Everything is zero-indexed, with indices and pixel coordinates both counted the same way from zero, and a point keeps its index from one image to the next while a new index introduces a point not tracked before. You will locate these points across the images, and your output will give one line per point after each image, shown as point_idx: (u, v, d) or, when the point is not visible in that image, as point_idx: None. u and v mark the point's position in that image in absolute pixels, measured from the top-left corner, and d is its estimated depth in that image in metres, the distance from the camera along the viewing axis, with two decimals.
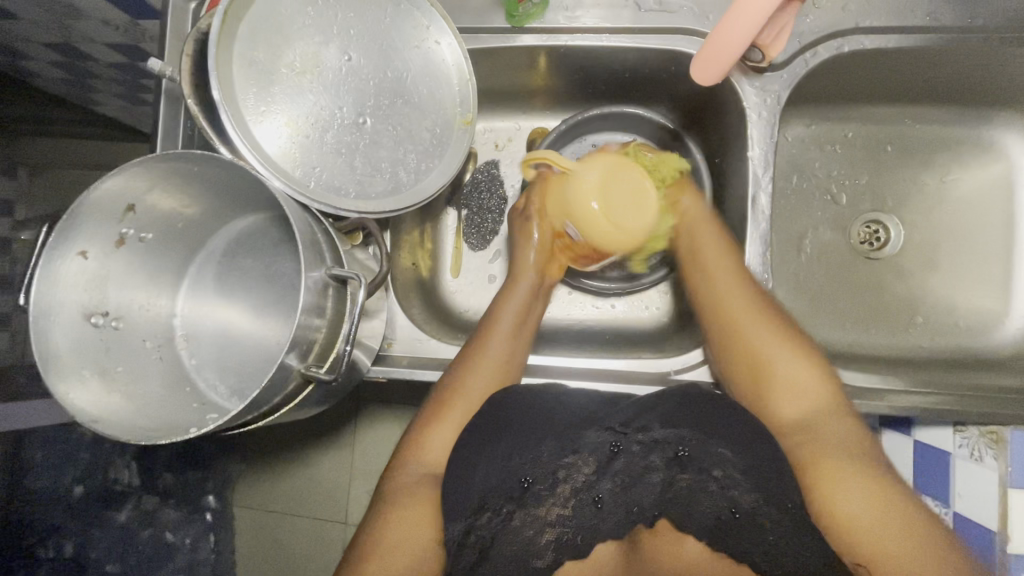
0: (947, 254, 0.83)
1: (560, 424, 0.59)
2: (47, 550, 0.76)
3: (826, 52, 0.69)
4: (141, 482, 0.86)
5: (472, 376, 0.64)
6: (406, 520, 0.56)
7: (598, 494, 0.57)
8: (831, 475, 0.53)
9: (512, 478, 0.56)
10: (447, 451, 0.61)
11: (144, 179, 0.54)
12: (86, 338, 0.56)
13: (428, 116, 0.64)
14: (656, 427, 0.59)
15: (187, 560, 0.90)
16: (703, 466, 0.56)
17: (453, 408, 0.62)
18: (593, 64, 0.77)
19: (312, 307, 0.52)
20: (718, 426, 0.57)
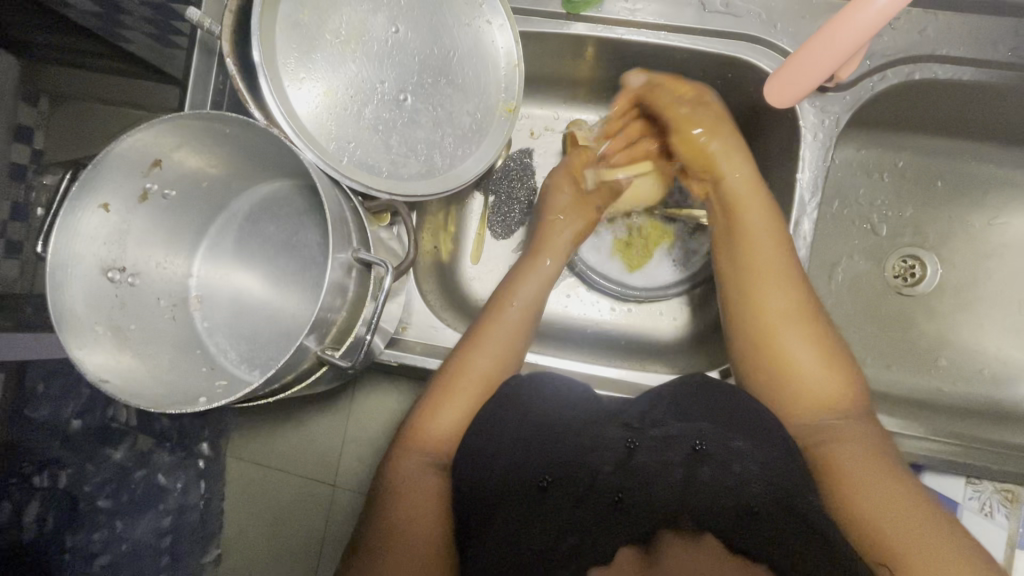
0: (982, 300, 0.80)
1: (577, 419, 0.57)
2: (41, 479, 0.78)
3: (894, 78, 0.66)
4: (138, 422, 0.87)
5: (475, 356, 0.64)
6: (416, 509, 0.56)
7: (618, 494, 0.52)
8: (846, 470, 0.54)
9: (531, 478, 0.53)
10: (453, 438, 0.61)
11: (173, 135, 0.52)
12: (101, 293, 0.55)
13: (471, 99, 0.61)
14: (673, 422, 0.55)
15: (177, 502, 0.90)
16: (722, 462, 0.52)
17: (461, 391, 0.62)
18: (645, 61, 0.74)
19: (334, 290, 0.51)
20: (738, 422, 0.54)
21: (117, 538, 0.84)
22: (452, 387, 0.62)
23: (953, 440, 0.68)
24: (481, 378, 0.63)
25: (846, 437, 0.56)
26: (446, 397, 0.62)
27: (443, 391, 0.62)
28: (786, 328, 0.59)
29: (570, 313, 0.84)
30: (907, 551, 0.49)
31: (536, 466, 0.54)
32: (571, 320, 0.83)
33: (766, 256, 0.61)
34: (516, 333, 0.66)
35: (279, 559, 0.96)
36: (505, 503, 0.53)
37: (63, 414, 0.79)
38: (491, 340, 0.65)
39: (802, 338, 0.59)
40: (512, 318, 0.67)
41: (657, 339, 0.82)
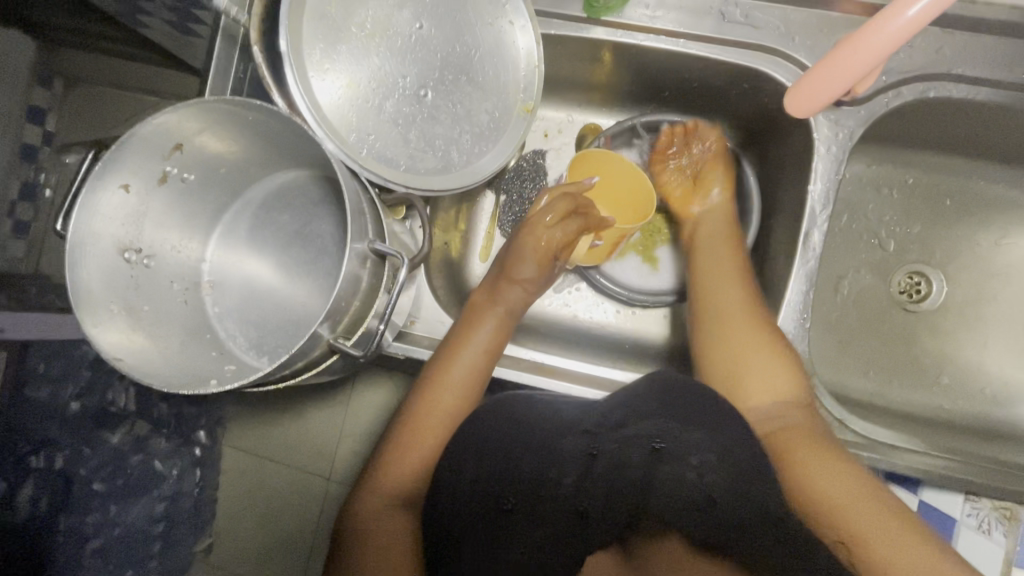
0: (985, 319, 0.81)
1: (542, 433, 0.56)
2: (38, 460, 0.76)
3: (910, 94, 0.66)
4: (136, 407, 0.87)
5: (438, 394, 0.62)
6: (386, 550, 0.55)
7: (585, 506, 0.52)
8: (802, 462, 0.54)
9: (491, 496, 0.54)
10: (415, 476, 0.60)
11: (197, 119, 0.53)
12: (117, 272, 0.55)
13: (490, 98, 0.61)
14: (643, 420, 0.55)
15: (171, 490, 0.91)
16: (681, 457, 0.51)
17: (423, 423, 0.61)
18: (662, 67, 0.74)
19: (349, 279, 0.51)
20: (694, 418, 0.54)
21: (109, 522, 0.83)
22: (416, 416, 0.62)
23: (955, 456, 0.68)
24: (445, 416, 0.62)
25: (798, 430, 0.57)
26: (413, 431, 0.61)
27: (408, 430, 0.62)
28: (755, 350, 0.61)
29: (575, 314, 0.84)
30: (864, 530, 0.48)
31: (498, 479, 0.54)
32: (576, 323, 0.84)
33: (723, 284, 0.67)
34: (477, 367, 0.63)
35: (272, 553, 0.98)
36: (469, 524, 0.53)
37: (62, 396, 0.78)
38: (450, 373, 0.63)
39: (761, 357, 0.61)
40: (469, 353, 0.64)
41: (660, 344, 0.83)
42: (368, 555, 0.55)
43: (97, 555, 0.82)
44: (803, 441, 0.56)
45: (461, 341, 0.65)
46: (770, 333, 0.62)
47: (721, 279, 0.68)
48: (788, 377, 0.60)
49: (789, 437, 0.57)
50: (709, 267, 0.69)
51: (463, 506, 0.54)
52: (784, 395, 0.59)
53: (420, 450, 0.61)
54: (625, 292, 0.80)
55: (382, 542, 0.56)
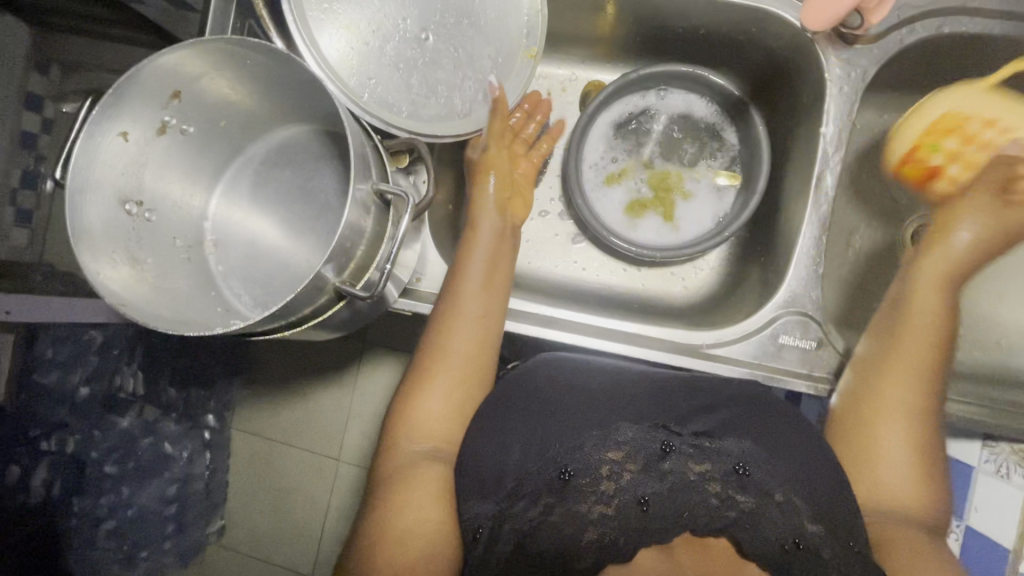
0: (1001, 268, 0.79)
1: (598, 411, 0.56)
2: (48, 444, 0.76)
3: (923, 31, 0.64)
4: (144, 391, 0.86)
5: (452, 332, 0.58)
6: (413, 492, 0.52)
7: (642, 495, 0.52)
8: (896, 547, 0.50)
9: (551, 466, 0.53)
10: (435, 419, 0.56)
11: (197, 63, 0.51)
12: (118, 222, 0.54)
13: (492, 43, 0.60)
14: (726, 436, 0.54)
15: (182, 472, 0.91)
16: (764, 489, 0.52)
17: (442, 364, 0.57)
18: (667, 14, 0.73)
19: (354, 221, 0.50)
20: (773, 434, 0.55)
21: (122, 503, 0.84)
22: (434, 356, 0.57)
23: (970, 402, 0.67)
24: (463, 355, 0.58)
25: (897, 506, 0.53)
26: (433, 367, 0.57)
27: (425, 365, 0.57)
28: (892, 431, 0.54)
29: (578, 278, 0.83)
30: None
31: (560, 457, 0.53)
32: (583, 285, 0.83)
33: (909, 344, 0.57)
34: (488, 307, 0.59)
35: (280, 531, 0.99)
36: (518, 497, 0.52)
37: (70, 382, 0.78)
38: (463, 314, 0.58)
39: (898, 441, 0.54)
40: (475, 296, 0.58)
41: (669, 301, 0.82)
42: (395, 499, 0.51)
43: (112, 536, 0.84)
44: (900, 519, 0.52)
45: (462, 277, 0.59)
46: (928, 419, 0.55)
47: (908, 362, 0.56)
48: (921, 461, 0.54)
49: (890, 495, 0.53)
50: (918, 313, 0.57)
51: (520, 489, 0.53)
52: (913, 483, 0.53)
53: (438, 395, 0.57)
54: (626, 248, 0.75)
55: (414, 484, 0.52)
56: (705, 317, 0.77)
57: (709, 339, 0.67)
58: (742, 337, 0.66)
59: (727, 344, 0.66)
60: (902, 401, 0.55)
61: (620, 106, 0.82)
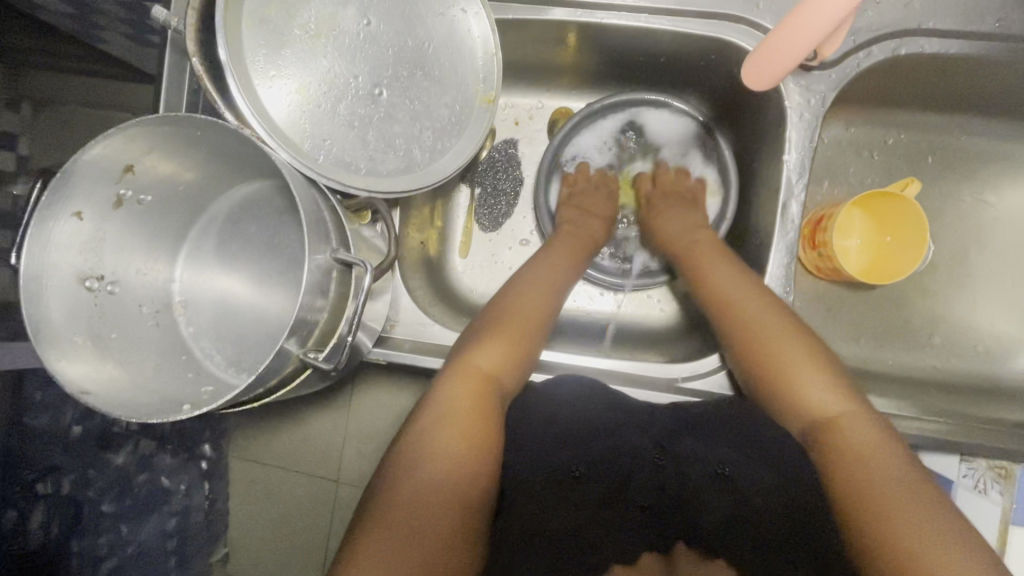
0: (975, 276, 0.80)
1: (608, 424, 0.57)
2: (45, 487, 0.74)
3: (881, 53, 0.64)
4: (139, 425, 0.85)
5: (526, 290, 0.66)
6: (456, 422, 0.55)
7: (642, 501, 0.55)
8: (874, 501, 0.48)
9: (562, 465, 0.54)
10: (492, 363, 0.60)
11: (144, 139, 0.51)
12: (80, 302, 0.54)
13: (448, 91, 0.59)
14: (701, 441, 0.56)
15: (181, 505, 0.90)
16: (739, 490, 0.52)
17: (508, 329, 0.63)
18: (627, 44, 0.72)
19: (315, 289, 0.50)
20: (752, 444, 0.55)
21: (122, 541, 0.82)
22: (501, 325, 0.63)
23: (944, 419, 0.68)
24: (530, 314, 0.65)
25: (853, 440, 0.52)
26: (499, 329, 0.63)
27: (496, 317, 0.64)
28: (794, 374, 0.57)
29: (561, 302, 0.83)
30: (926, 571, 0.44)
31: (572, 454, 0.55)
32: (562, 314, 0.83)
33: (755, 317, 0.61)
34: (556, 284, 0.68)
35: (285, 559, 0.97)
36: (527, 489, 0.53)
37: (62, 421, 0.76)
38: (526, 296, 0.66)
39: (812, 386, 0.57)
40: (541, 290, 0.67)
41: (648, 325, 0.82)
42: (436, 427, 0.54)
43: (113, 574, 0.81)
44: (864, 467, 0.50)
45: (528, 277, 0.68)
46: (822, 354, 0.59)
47: (766, 318, 0.61)
48: (856, 409, 0.55)
49: (844, 442, 0.53)
50: (720, 284, 0.65)
51: (528, 488, 0.53)
52: (849, 422, 0.54)
53: (501, 345, 0.61)
54: (614, 281, 0.80)
55: (457, 419, 0.55)
56: (682, 343, 0.77)
57: (684, 371, 0.68)
58: (718, 367, 0.67)
59: (702, 378, 0.67)
60: (789, 352, 0.59)
61: (586, 137, 0.83)
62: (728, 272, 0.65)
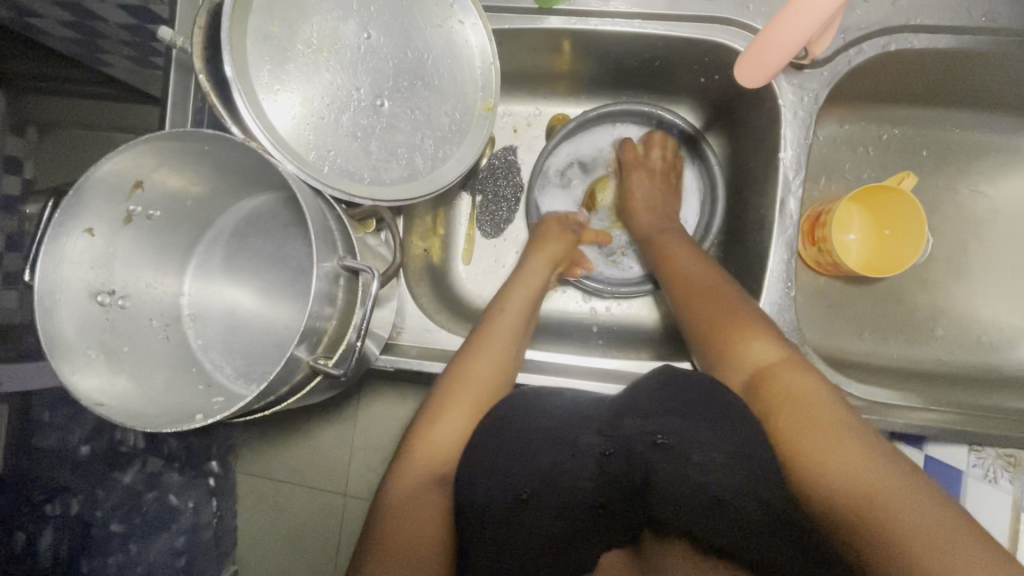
0: (975, 266, 0.80)
1: (558, 431, 0.56)
2: (54, 508, 0.78)
3: (871, 50, 0.66)
4: (146, 445, 0.85)
5: (480, 362, 0.63)
6: (412, 520, 0.55)
7: (599, 500, 0.54)
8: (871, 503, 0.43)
9: (509, 491, 0.54)
10: (447, 445, 0.59)
11: (154, 155, 0.53)
12: (91, 316, 0.55)
13: (449, 100, 0.61)
14: (653, 416, 0.52)
15: (191, 523, 0.90)
16: (683, 456, 0.50)
17: (460, 400, 0.61)
18: (621, 49, 0.73)
19: (322, 297, 0.50)
20: (707, 408, 0.52)
21: (131, 561, 0.84)
22: (448, 397, 0.61)
23: (950, 410, 0.68)
24: (482, 385, 0.62)
25: (784, 389, 0.52)
26: (450, 400, 0.61)
27: (448, 388, 0.62)
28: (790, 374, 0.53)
29: (565, 306, 0.84)
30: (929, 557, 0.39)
31: (519, 475, 0.54)
32: (566, 317, 0.84)
33: (719, 318, 0.61)
34: (506, 357, 0.64)
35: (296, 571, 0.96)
36: (488, 524, 0.53)
37: (70, 440, 0.78)
38: (503, 319, 0.68)
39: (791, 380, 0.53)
40: (517, 306, 0.69)
41: (652, 326, 0.82)
42: (398, 516, 0.55)
43: None
44: (825, 427, 0.48)
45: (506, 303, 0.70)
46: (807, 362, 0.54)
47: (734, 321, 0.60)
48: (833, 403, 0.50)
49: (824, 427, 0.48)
50: (688, 277, 0.68)
51: (485, 514, 0.53)
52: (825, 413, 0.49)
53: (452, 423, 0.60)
54: (595, 286, 0.80)
55: (410, 516, 0.55)
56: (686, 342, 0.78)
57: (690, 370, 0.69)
58: None
59: None
60: (765, 355, 0.56)
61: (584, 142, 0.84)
62: (687, 257, 0.70)
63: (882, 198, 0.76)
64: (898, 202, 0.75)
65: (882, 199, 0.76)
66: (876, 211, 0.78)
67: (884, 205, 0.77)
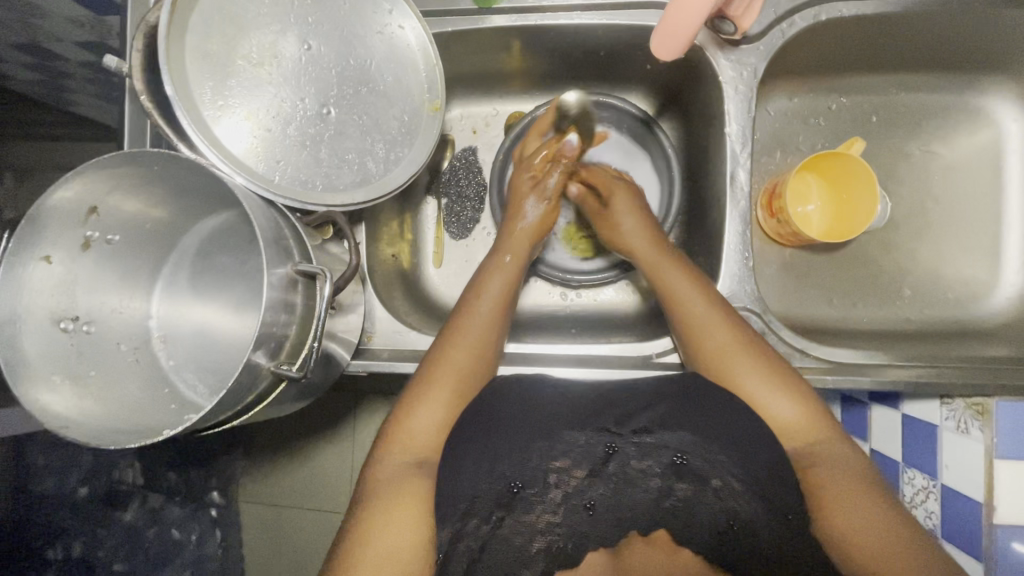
0: (935, 224, 0.81)
1: (548, 422, 0.57)
2: (55, 551, 0.76)
3: (803, 21, 0.67)
4: (144, 481, 0.85)
5: (452, 350, 0.62)
6: (393, 516, 0.52)
7: (588, 500, 0.56)
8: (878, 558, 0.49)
9: (501, 483, 0.54)
10: (430, 432, 0.58)
11: (104, 180, 0.54)
12: (55, 343, 0.55)
13: (395, 104, 0.62)
14: (662, 429, 0.56)
15: (193, 556, 0.89)
16: (700, 477, 0.54)
17: (438, 385, 0.60)
18: (565, 42, 0.75)
19: (278, 304, 0.51)
20: (722, 429, 0.55)
21: None
22: (427, 383, 0.60)
23: (918, 364, 0.69)
24: (463, 370, 0.61)
25: (823, 457, 0.54)
26: (430, 385, 0.60)
27: (427, 378, 0.60)
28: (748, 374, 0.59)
29: (537, 299, 0.85)
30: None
31: (509, 468, 0.55)
32: (542, 310, 0.84)
33: (709, 326, 0.62)
34: (485, 342, 0.63)
35: None
36: (474, 514, 0.53)
37: (67, 484, 0.77)
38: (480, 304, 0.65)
39: (756, 381, 0.58)
40: (494, 291, 0.66)
41: (626, 312, 0.83)
42: (379, 515, 0.52)
43: None
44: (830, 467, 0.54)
45: (483, 290, 0.66)
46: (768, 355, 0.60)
47: (724, 332, 0.61)
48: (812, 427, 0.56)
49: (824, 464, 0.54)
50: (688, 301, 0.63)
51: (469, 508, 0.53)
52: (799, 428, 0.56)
53: (431, 412, 0.58)
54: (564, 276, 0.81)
55: (393, 513, 0.52)
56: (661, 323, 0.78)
57: (658, 347, 0.70)
58: None
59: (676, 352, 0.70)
60: (731, 353, 0.60)
61: None
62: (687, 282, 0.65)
63: (834, 163, 0.78)
64: (847, 163, 0.76)
65: (834, 165, 0.78)
66: (832, 177, 0.79)
67: (836, 171, 0.78)
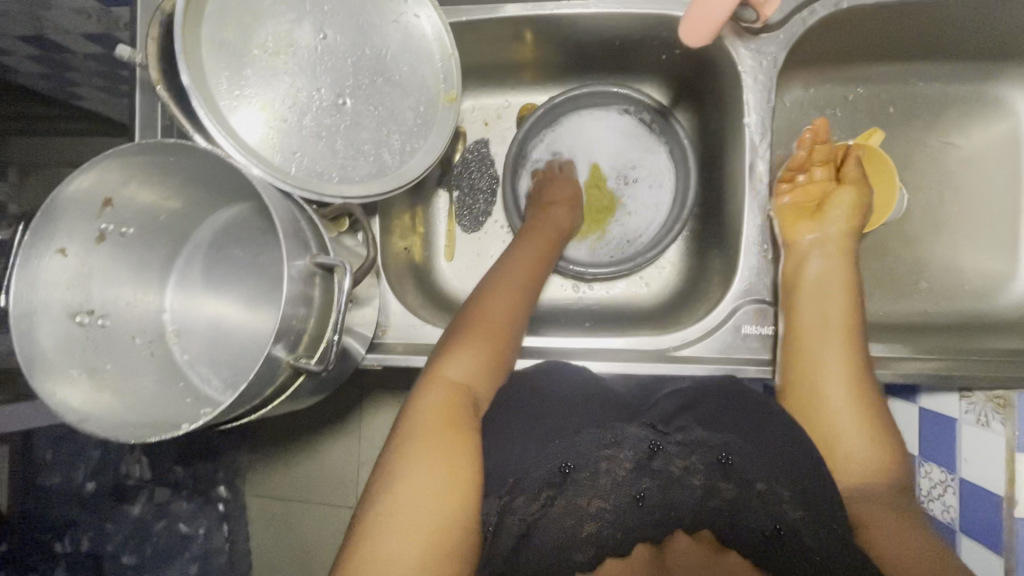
0: (954, 216, 0.80)
1: (594, 412, 0.58)
2: (64, 544, 0.78)
3: (823, 10, 0.66)
4: (152, 475, 0.85)
5: (496, 305, 0.63)
6: (434, 448, 0.52)
7: (640, 491, 0.53)
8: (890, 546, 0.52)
9: (553, 464, 0.54)
10: (470, 378, 0.58)
11: (120, 171, 0.53)
12: (72, 336, 0.55)
13: (411, 94, 0.61)
14: (700, 429, 0.56)
15: (202, 549, 0.88)
16: (745, 478, 0.53)
17: (478, 338, 0.61)
18: (580, 32, 0.74)
19: (298, 297, 0.51)
20: (763, 432, 0.56)
21: None
22: (470, 335, 0.61)
23: (937, 357, 0.69)
24: (501, 325, 0.62)
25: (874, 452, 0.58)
26: (466, 340, 0.61)
27: (466, 328, 0.61)
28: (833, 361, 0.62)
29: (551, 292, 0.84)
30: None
31: (561, 448, 0.54)
32: (556, 304, 0.83)
33: (823, 305, 0.64)
34: (524, 303, 0.65)
35: None
36: (522, 489, 0.53)
37: (75, 479, 0.79)
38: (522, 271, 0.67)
39: (836, 368, 0.61)
40: (533, 263, 0.69)
41: (640, 305, 0.82)
42: (421, 453, 0.51)
43: None
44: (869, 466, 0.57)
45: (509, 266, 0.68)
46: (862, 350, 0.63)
47: (835, 310, 0.64)
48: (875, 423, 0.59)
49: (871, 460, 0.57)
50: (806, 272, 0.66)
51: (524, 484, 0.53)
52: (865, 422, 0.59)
53: (473, 361, 0.59)
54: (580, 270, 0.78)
55: (439, 450, 0.51)
56: (676, 316, 0.78)
57: (675, 341, 0.69)
58: (708, 334, 0.69)
59: (693, 345, 0.69)
60: (834, 332, 0.63)
61: (552, 130, 0.84)
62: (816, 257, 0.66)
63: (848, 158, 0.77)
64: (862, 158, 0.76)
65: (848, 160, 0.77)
66: None
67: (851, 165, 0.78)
